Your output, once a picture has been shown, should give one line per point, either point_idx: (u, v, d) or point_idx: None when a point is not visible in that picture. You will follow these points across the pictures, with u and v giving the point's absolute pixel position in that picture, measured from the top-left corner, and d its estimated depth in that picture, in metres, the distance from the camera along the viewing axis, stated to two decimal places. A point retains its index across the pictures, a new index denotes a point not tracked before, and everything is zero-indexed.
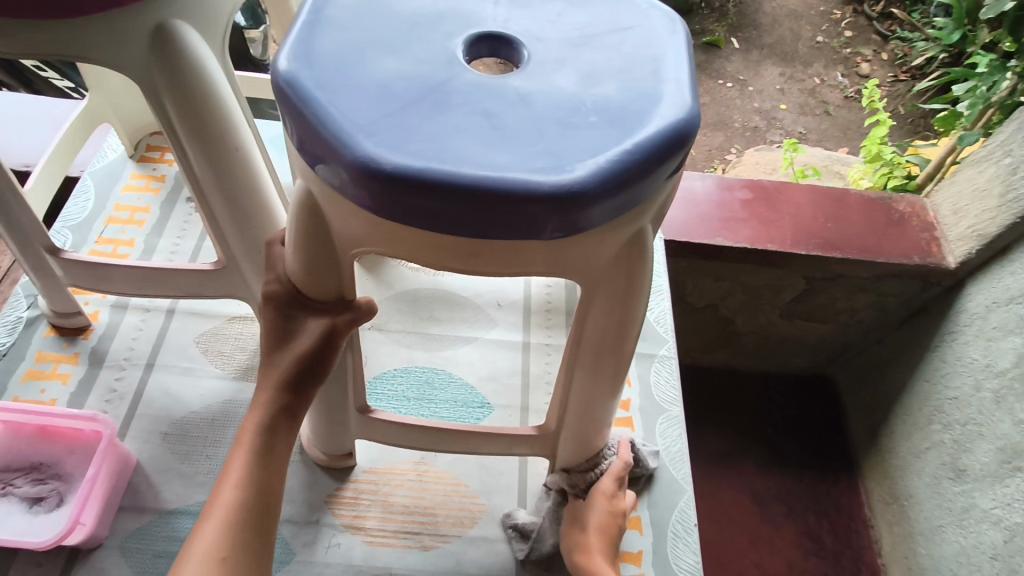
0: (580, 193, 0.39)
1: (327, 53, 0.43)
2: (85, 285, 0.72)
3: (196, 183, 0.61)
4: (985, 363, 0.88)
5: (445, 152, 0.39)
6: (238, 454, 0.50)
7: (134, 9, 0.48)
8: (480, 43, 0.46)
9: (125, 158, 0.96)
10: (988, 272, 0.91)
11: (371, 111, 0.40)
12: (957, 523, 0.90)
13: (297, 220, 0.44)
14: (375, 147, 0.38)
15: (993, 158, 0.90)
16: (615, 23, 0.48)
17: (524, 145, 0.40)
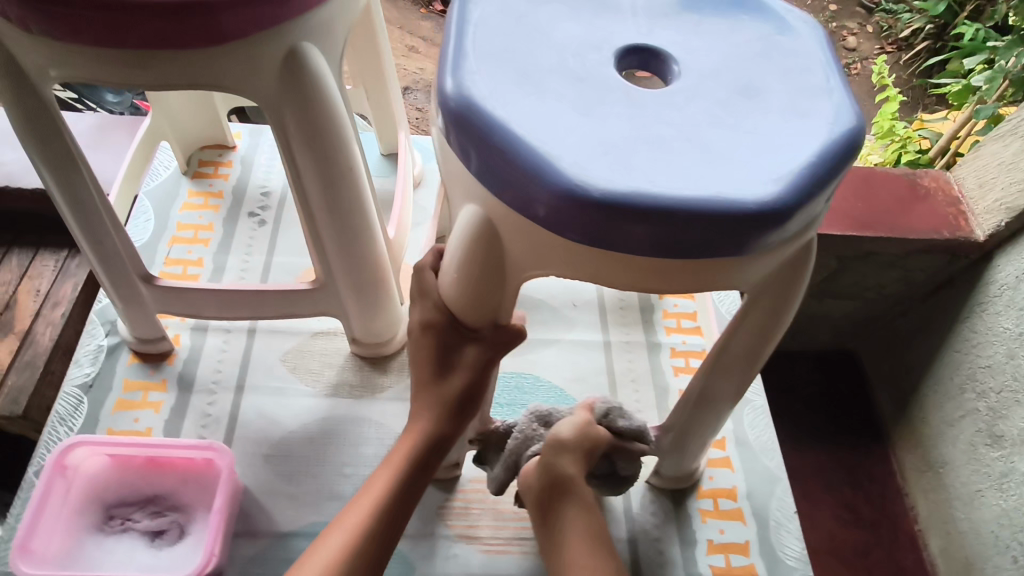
0: (780, 211, 0.38)
1: (489, 73, 0.41)
2: (177, 311, 0.71)
3: (305, 206, 0.60)
4: (1019, 332, 0.85)
5: (645, 176, 0.38)
6: (383, 475, 0.55)
7: (267, 35, 0.47)
8: (628, 54, 0.45)
9: (179, 174, 0.93)
10: (1018, 243, 0.88)
11: (555, 133, 0.39)
12: (997, 487, 0.87)
13: (469, 250, 0.44)
14: (576, 174, 0.37)
15: (1018, 133, 0.88)
16: (758, 25, 0.47)
17: (715, 163, 0.39)
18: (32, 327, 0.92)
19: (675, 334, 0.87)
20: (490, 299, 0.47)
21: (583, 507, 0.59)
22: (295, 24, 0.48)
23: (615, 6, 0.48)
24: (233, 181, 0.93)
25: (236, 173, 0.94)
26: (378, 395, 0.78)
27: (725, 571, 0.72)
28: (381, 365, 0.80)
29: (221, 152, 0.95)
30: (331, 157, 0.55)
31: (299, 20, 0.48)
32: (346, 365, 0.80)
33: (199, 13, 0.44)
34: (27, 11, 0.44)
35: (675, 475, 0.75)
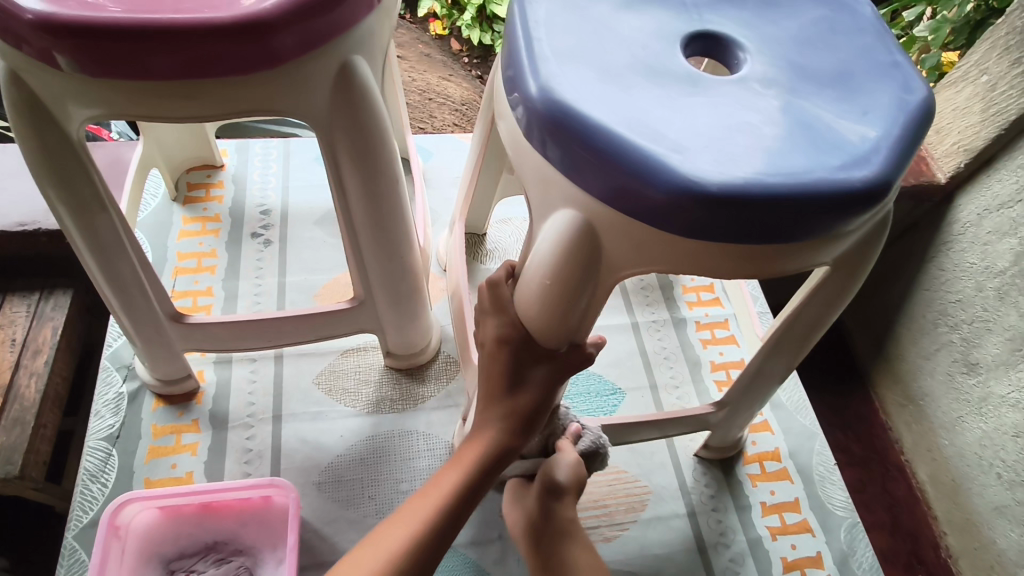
0: (882, 186, 0.40)
1: (575, 76, 0.41)
2: (209, 347, 0.68)
3: (349, 222, 0.58)
4: (985, 266, 0.85)
5: (752, 164, 0.38)
6: (451, 475, 0.52)
7: (324, 51, 0.45)
8: (690, 44, 0.46)
9: (168, 202, 0.88)
10: (976, 183, 0.87)
11: (654, 130, 0.39)
12: (977, 412, 0.86)
13: (564, 255, 0.43)
14: (687, 170, 0.38)
15: (969, 78, 0.88)
16: (809, 6, 0.49)
17: (811, 144, 0.40)
18: (14, 378, 0.79)
19: (697, 308, 0.89)
20: (574, 317, 0.47)
21: (584, 547, 0.60)
22: (348, 38, 0.45)
23: None
24: (229, 203, 0.89)
25: (230, 193, 0.90)
26: (421, 406, 0.76)
27: (782, 530, 0.74)
28: (418, 375, 0.79)
29: (209, 172, 0.91)
30: (380, 171, 0.53)
31: (350, 32, 0.46)
32: (383, 380, 0.78)
33: (254, 34, 0.41)
34: (59, 44, 0.40)
35: (722, 445, 0.77)
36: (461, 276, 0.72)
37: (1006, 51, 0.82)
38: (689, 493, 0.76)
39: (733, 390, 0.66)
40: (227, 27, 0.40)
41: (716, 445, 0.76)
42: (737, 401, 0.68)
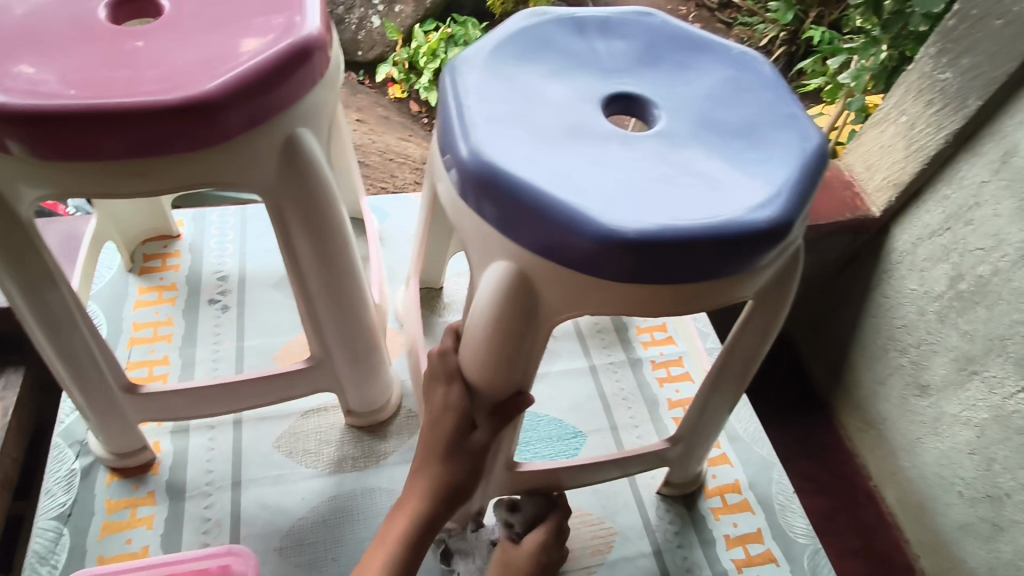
0: (783, 224, 0.43)
1: (502, 139, 0.44)
2: (163, 417, 0.67)
3: (303, 287, 0.59)
4: (924, 292, 0.90)
5: (666, 210, 0.42)
6: (380, 554, 0.54)
7: (269, 125, 0.47)
8: (611, 105, 0.50)
9: (124, 273, 0.89)
10: (907, 215, 0.93)
11: (581, 187, 0.42)
12: (932, 431, 0.90)
13: (500, 303, 0.45)
14: (608, 219, 0.41)
15: (890, 119, 0.92)
16: (715, 66, 0.54)
17: (720, 192, 0.44)
18: None
19: (652, 347, 0.92)
20: (516, 365, 0.49)
21: None
22: (292, 111, 0.48)
23: (588, 61, 0.52)
24: (186, 271, 0.90)
25: (187, 261, 0.91)
26: (384, 462, 0.76)
27: (746, 562, 0.75)
28: (380, 432, 0.79)
29: (166, 243, 0.92)
30: (330, 234, 0.56)
31: (295, 107, 0.48)
32: (344, 438, 0.78)
33: (203, 112, 0.43)
34: (9, 130, 0.41)
35: (682, 481, 0.78)
36: (417, 329, 0.74)
37: (919, 94, 0.87)
38: (654, 531, 0.77)
39: (683, 427, 0.69)
40: (178, 106, 0.42)
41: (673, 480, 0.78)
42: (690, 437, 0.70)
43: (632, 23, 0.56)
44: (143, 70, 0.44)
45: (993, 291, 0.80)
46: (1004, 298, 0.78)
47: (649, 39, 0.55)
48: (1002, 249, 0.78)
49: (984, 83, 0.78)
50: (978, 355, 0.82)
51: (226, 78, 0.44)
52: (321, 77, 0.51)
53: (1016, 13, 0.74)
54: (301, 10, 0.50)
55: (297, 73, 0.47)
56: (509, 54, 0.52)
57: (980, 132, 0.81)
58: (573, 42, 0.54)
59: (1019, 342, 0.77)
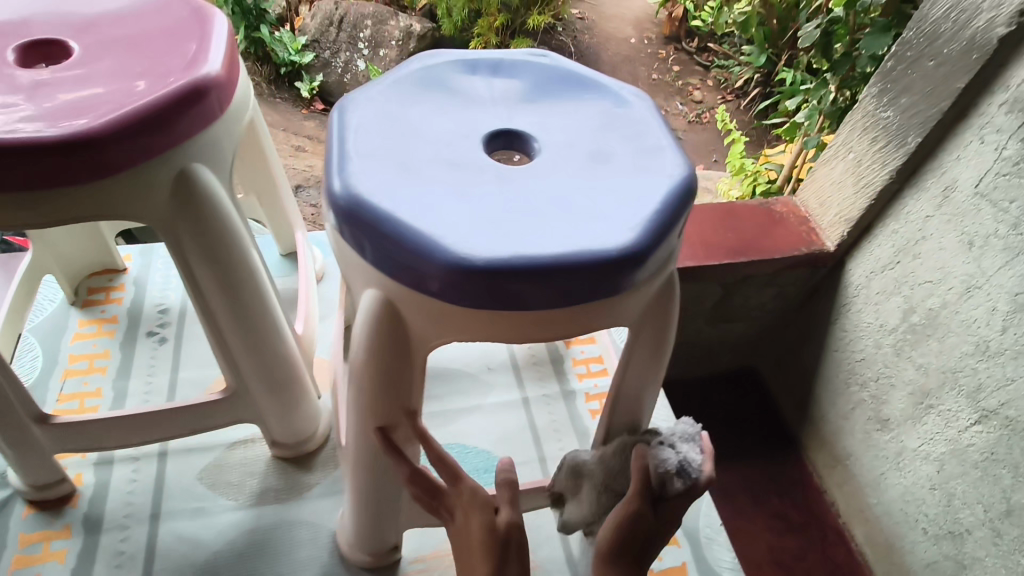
0: (637, 253, 0.45)
1: (374, 172, 0.46)
2: (77, 447, 0.68)
3: (210, 318, 0.61)
4: (879, 325, 0.95)
5: (519, 239, 0.44)
6: None
7: (160, 160, 0.50)
8: (493, 142, 0.52)
9: (66, 306, 0.90)
10: (860, 249, 0.97)
11: (442, 217, 0.44)
12: (896, 466, 0.93)
13: (373, 328, 0.47)
14: (459, 248, 0.42)
15: (839, 156, 0.96)
16: (599, 105, 0.56)
17: (577, 223, 0.45)
18: None
19: (587, 379, 0.93)
20: (398, 391, 0.51)
21: None
22: (184, 147, 0.50)
23: (477, 99, 0.55)
24: (128, 304, 0.91)
25: (130, 295, 0.93)
26: (306, 495, 0.76)
27: None
28: (306, 464, 0.79)
29: (111, 276, 0.94)
30: (232, 266, 0.57)
31: (186, 143, 0.51)
32: (268, 470, 0.78)
33: (82, 148, 0.46)
34: None
35: None
36: (337, 359, 0.75)
37: (865, 131, 0.90)
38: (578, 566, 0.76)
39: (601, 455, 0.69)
40: (56, 143, 0.45)
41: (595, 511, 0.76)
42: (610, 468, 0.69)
43: (525, 66, 0.59)
44: (31, 109, 0.47)
45: (944, 323, 0.84)
46: (955, 330, 0.82)
47: (539, 80, 0.58)
48: (949, 282, 0.82)
49: (921, 121, 0.82)
50: (933, 388, 0.86)
51: (108, 116, 0.46)
52: (220, 116, 0.53)
53: (946, 53, 0.77)
54: (201, 52, 0.53)
55: (186, 112, 0.49)
56: (401, 93, 0.54)
57: (922, 169, 0.85)
58: (465, 83, 0.57)
59: (970, 374, 0.80)
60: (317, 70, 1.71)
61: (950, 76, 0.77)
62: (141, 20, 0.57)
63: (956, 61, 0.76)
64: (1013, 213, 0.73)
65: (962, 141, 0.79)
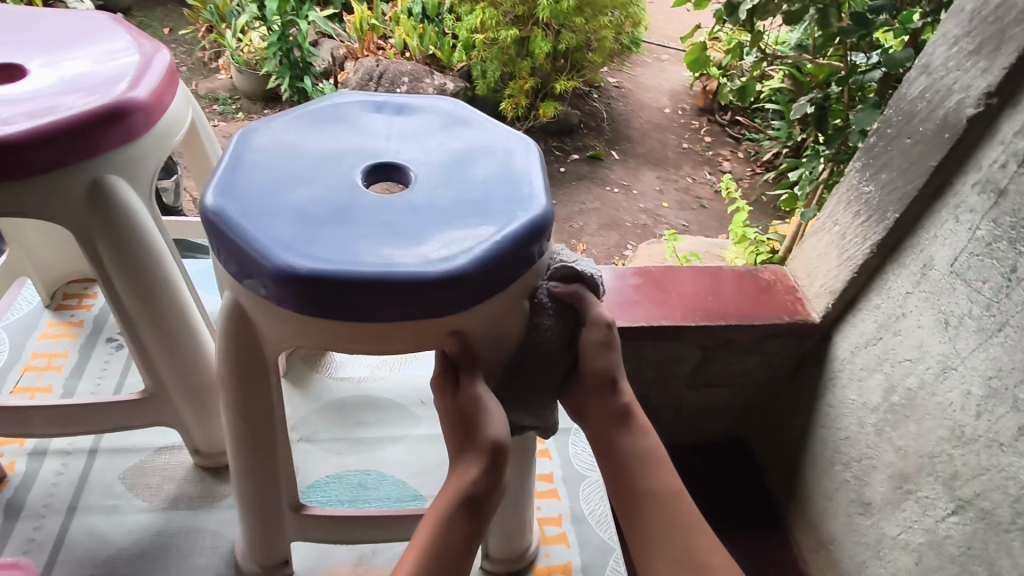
0: (459, 277, 0.47)
1: (246, 188, 0.52)
2: (7, 432, 0.74)
3: (127, 319, 0.66)
4: (862, 402, 0.95)
5: (349, 253, 0.47)
6: (430, 519, 0.50)
7: (75, 168, 0.56)
8: (373, 174, 0.57)
9: (41, 307, 0.98)
10: (845, 324, 0.99)
11: (288, 227, 0.49)
12: (876, 555, 0.92)
13: (228, 326, 0.52)
14: (291, 256, 0.46)
15: (825, 229, 1.00)
16: (485, 147, 0.61)
17: (412, 244, 0.49)
18: None
19: None
20: (255, 388, 0.55)
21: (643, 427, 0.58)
22: (99, 160, 0.57)
23: (373, 133, 0.61)
24: (97, 312, 0.98)
25: (100, 303, 1.00)
26: (216, 505, 0.79)
27: None
28: (222, 475, 0.82)
29: (87, 285, 1.02)
30: (145, 271, 0.63)
31: (105, 155, 0.58)
32: (187, 477, 0.81)
33: (4, 151, 0.52)
34: None
35: (505, 556, 0.78)
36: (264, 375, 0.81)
37: (848, 205, 0.94)
38: None
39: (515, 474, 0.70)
40: None
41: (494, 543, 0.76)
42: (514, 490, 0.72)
43: (434, 113, 0.65)
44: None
45: (921, 404, 0.83)
46: (931, 412, 0.81)
47: (440, 125, 0.63)
48: (926, 361, 0.83)
49: (898, 197, 0.84)
50: (911, 473, 0.85)
51: (32, 126, 0.53)
52: (142, 137, 0.61)
53: (921, 132, 0.80)
54: (134, 79, 0.61)
55: (107, 128, 0.57)
56: (307, 125, 0.61)
57: (903, 245, 0.87)
58: (370, 120, 0.63)
59: (945, 461, 0.79)
60: None
61: (924, 154, 0.80)
62: (93, 49, 0.65)
63: (929, 139, 0.79)
64: (986, 293, 0.74)
65: (939, 219, 0.81)
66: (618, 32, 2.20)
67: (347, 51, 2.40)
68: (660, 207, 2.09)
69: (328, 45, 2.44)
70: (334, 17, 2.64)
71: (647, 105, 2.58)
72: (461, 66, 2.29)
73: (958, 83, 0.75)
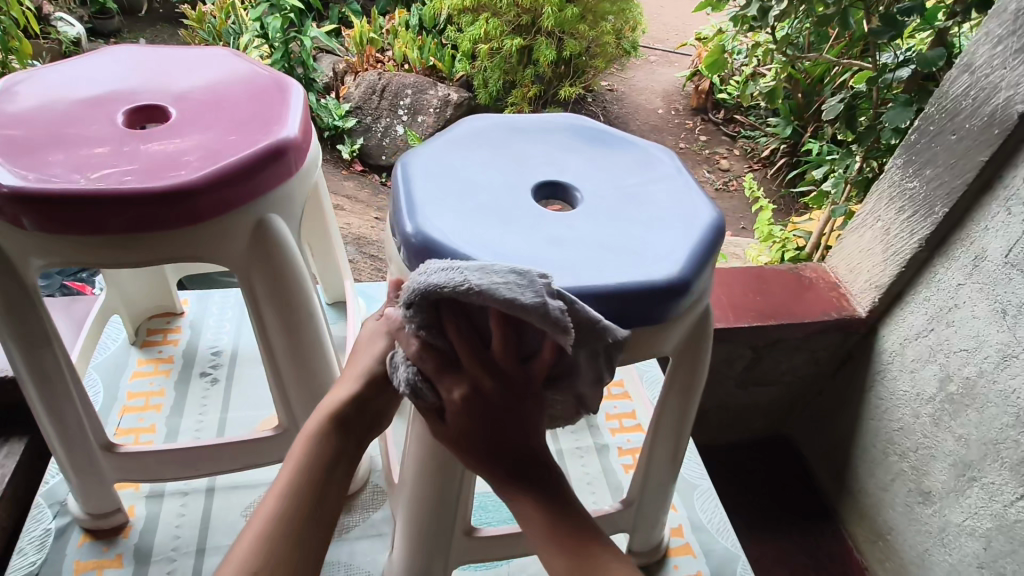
0: (430, 247, 0.50)
1: (484, 136, 0.63)
2: (136, 476, 0.72)
3: (269, 353, 0.66)
4: (916, 393, 0.97)
5: (416, 184, 0.56)
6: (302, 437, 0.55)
7: (243, 210, 0.57)
8: (552, 187, 0.59)
9: (127, 345, 0.97)
10: (893, 316, 1.01)
11: (449, 159, 0.59)
12: (940, 542, 0.94)
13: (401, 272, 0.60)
14: (406, 160, 0.59)
15: (868, 224, 1.01)
16: (638, 227, 0.55)
17: (466, 216, 0.53)
18: None
19: (619, 434, 0.94)
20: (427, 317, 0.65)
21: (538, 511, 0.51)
22: (262, 201, 0.58)
23: (622, 162, 0.63)
24: (184, 346, 0.97)
25: (186, 337, 0.99)
26: (345, 535, 0.79)
27: None
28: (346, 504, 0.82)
29: (169, 319, 1.01)
30: (294, 306, 0.62)
31: (266, 195, 0.58)
32: None
33: (180, 199, 0.53)
34: (30, 213, 0.52)
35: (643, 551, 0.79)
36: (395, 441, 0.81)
37: (890, 201, 0.96)
38: None
39: (419, 503, 0.63)
40: (160, 194, 0.52)
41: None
42: (434, 533, 0.65)
43: (695, 196, 0.58)
44: (136, 163, 0.55)
45: (981, 393, 0.85)
46: (992, 400, 0.83)
47: (675, 197, 0.58)
48: (984, 351, 0.84)
49: (946, 192, 0.86)
50: (975, 460, 0.86)
51: (207, 171, 0.54)
52: (293, 173, 0.61)
53: (966, 128, 0.82)
54: (281, 118, 0.61)
55: (267, 169, 0.57)
56: (585, 140, 0.65)
57: (951, 238, 0.89)
58: (637, 162, 0.63)
59: (1012, 447, 0.80)
60: (359, 135, 2.16)
61: (972, 150, 0.82)
62: (228, 90, 0.65)
63: (976, 136, 0.81)
64: None
65: (988, 212, 0.83)
66: (618, 37, 2.18)
67: (346, 66, 2.35)
68: None
69: (328, 60, 2.41)
70: (331, 31, 2.59)
71: (642, 105, 2.53)
72: (461, 76, 2.26)
73: (1005, 81, 0.77)
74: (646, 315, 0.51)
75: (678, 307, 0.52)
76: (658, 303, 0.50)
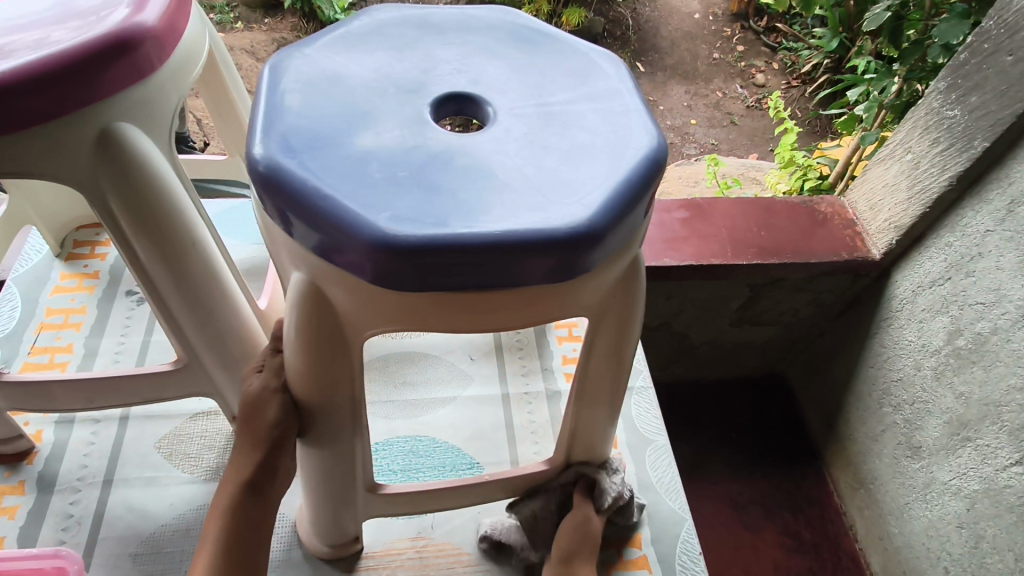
0: (273, 179, 0.40)
1: (388, 33, 0.51)
2: (31, 405, 0.67)
3: (149, 286, 0.57)
4: (921, 344, 0.86)
5: (276, 95, 0.44)
6: (217, 506, 0.54)
7: (81, 115, 0.47)
8: (458, 100, 0.47)
9: (51, 258, 0.90)
10: (909, 260, 0.88)
11: (332, 63, 0.47)
12: (922, 498, 0.87)
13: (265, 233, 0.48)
14: (276, 62, 0.47)
15: (896, 156, 0.86)
16: (559, 155, 0.43)
17: (332, 136, 0.42)
18: None
19: None
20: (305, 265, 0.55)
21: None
22: (106, 105, 0.48)
23: (559, 69, 0.50)
24: (111, 261, 0.90)
25: (114, 252, 0.91)
26: None
27: None
28: None
29: (98, 230, 0.93)
30: (165, 235, 0.53)
31: (113, 98, 0.48)
32: (227, 446, 0.75)
33: None
34: None
35: None
36: None
37: (926, 131, 0.80)
38: None
39: (309, 455, 0.57)
40: None
41: (308, 519, 0.66)
42: (333, 485, 0.59)
43: (634, 118, 0.46)
44: None
45: (991, 350, 0.74)
46: (1001, 359, 0.73)
47: (608, 120, 0.46)
48: (1003, 307, 0.73)
49: (990, 123, 0.71)
50: (971, 421, 0.77)
51: (22, 65, 0.43)
52: (153, 71, 0.50)
53: None
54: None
55: (111, 66, 0.47)
56: (519, 38, 0.52)
57: (987, 176, 0.74)
58: (576, 69, 0.50)
59: (1015, 411, 0.71)
60: None
61: None
62: None
63: None
64: None
65: None
66: None
67: None
68: (688, 124, 1.87)
69: None
70: None
71: (676, 9, 2.15)
72: None
73: None
74: (545, 271, 0.40)
75: (593, 260, 0.41)
76: (565, 255, 0.40)
